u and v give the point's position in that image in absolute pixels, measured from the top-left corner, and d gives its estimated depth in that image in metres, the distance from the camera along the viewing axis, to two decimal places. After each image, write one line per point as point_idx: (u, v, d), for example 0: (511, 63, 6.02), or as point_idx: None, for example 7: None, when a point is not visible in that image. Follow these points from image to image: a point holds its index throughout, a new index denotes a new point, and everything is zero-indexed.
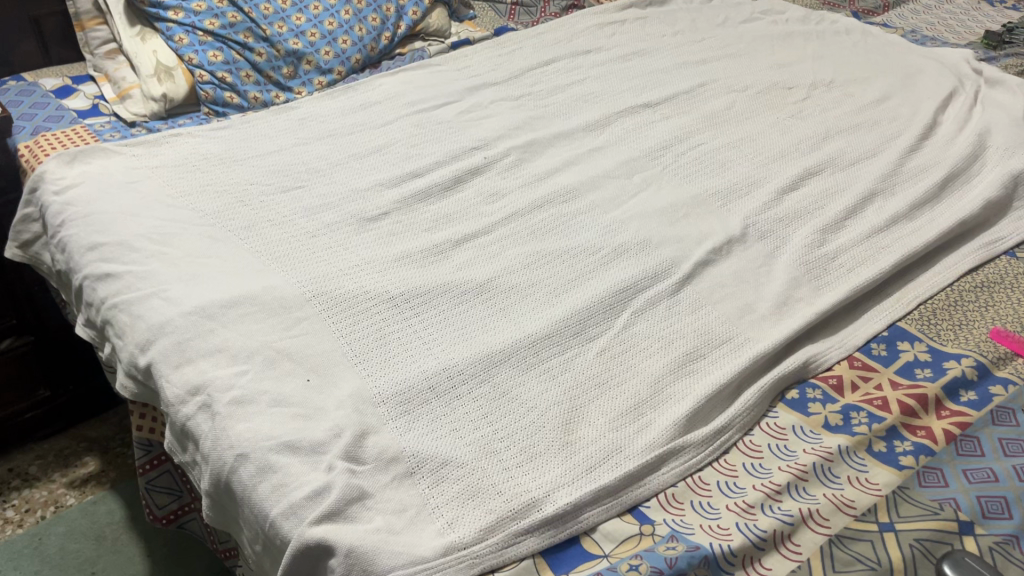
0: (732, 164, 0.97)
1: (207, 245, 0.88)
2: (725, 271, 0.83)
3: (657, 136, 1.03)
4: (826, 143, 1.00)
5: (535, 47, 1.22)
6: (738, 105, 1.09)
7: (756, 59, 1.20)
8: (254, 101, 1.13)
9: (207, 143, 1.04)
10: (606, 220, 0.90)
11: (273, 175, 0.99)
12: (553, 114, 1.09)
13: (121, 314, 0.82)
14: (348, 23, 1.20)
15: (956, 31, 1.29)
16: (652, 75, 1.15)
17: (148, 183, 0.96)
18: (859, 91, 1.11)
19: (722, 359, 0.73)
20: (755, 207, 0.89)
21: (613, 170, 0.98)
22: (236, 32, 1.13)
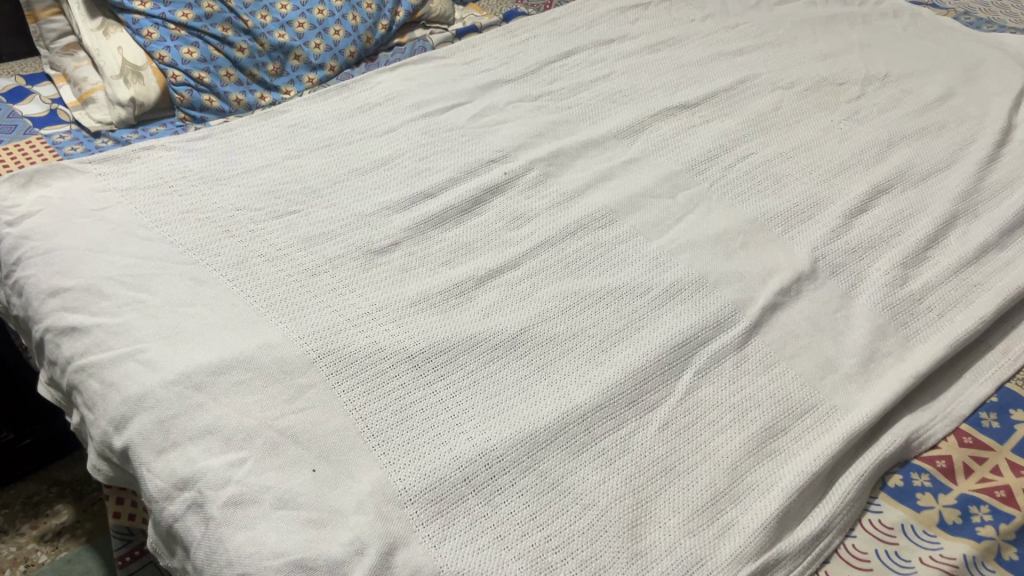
0: (788, 180, 0.85)
1: (189, 289, 0.75)
2: (796, 317, 0.71)
3: (700, 145, 0.91)
4: (891, 152, 0.89)
5: (551, 37, 1.09)
6: (785, 105, 0.96)
7: (799, 47, 1.07)
8: (236, 104, 0.99)
9: (186, 158, 0.90)
10: (652, 251, 0.78)
11: (262, 197, 0.86)
12: (578, 118, 0.96)
13: (91, 379, 0.69)
14: (340, 10, 1.06)
15: (1013, 13, 1.17)
16: (686, 69, 1.03)
17: (117, 209, 0.83)
18: (919, 87, 0.99)
19: (807, 435, 0.62)
20: (822, 234, 0.78)
21: (654, 187, 0.86)
22: (213, 24, 0.98)
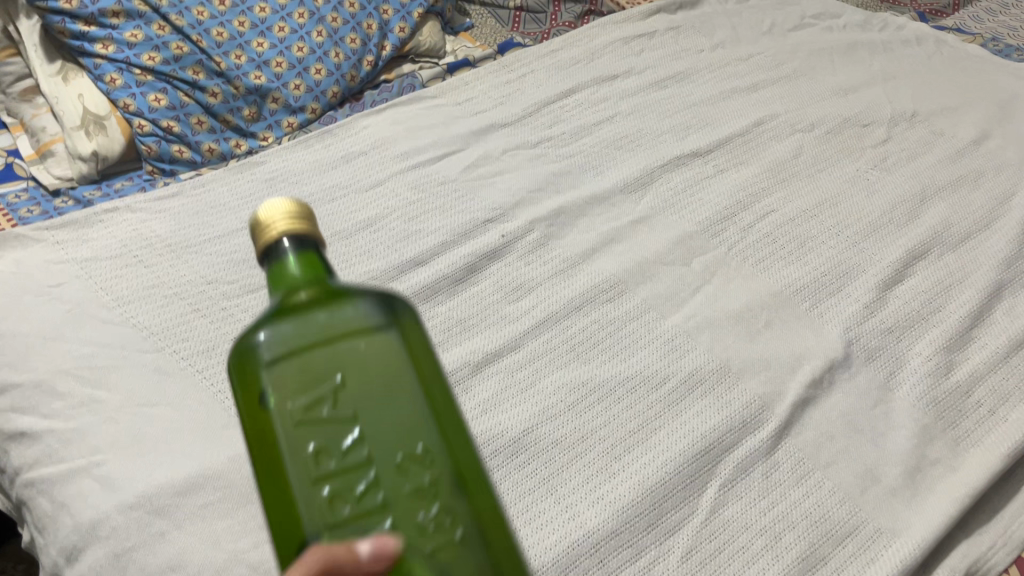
0: (813, 243, 0.77)
1: (154, 385, 0.67)
2: (831, 413, 0.64)
3: (715, 200, 0.83)
4: (926, 207, 0.81)
5: (549, 72, 1.01)
6: (807, 151, 0.89)
7: (818, 80, 0.99)
8: (208, 154, 0.92)
9: (153, 222, 0.82)
10: (667, 330, 0.71)
11: (236, 268, 0.78)
12: (580, 169, 0.88)
13: (43, 498, 0.61)
14: (321, 47, 0.98)
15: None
16: (696, 109, 0.95)
17: (75, 284, 0.75)
18: (951, 127, 0.91)
19: (848, 567, 0.56)
20: (854, 311, 0.70)
21: (667, 252, 0.78)
22: (183, 67, 0.90)
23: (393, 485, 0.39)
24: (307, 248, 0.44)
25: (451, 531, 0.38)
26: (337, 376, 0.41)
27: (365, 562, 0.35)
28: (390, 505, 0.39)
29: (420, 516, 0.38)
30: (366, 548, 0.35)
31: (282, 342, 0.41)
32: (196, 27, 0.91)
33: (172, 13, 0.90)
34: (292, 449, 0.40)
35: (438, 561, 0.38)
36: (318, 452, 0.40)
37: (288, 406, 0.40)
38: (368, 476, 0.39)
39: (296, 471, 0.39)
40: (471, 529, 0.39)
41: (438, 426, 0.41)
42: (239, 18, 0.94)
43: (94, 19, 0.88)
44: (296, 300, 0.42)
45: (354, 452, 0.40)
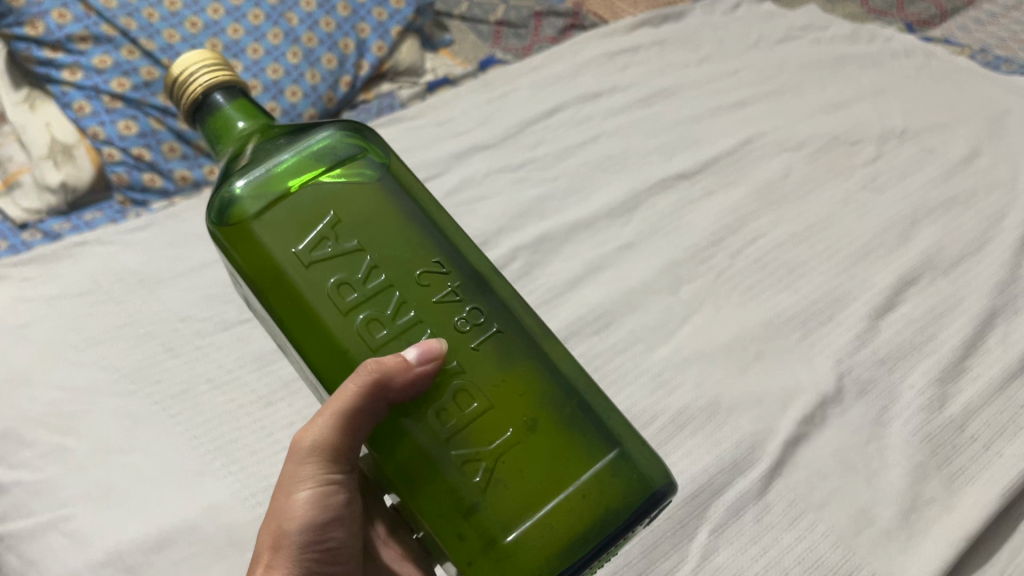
0: (803, 269, 0.76)
1: (125, 431, 0.65)
2: (823, 451, 0.62)
3: (703, 224, 0.81)
4: (916, 230, 0.79)
5: (533, 90, 0.99)
6: (795, 171, 0.87)
7: (806, 97, 0.98)
8: (181, 182, 0.89)
9: (124, 254, 0.80)
10: (655, 364, 0.69)
11: (211, 302, 0.76)
12: (565, 192, 0.86)
13: (11, 555, 0.59)
14: (297, 68, 0.95)
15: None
16: (682, 128, 0.93)
17: (42, 323, 0.72)
18: (940, 145, 0.90)
19: None
20: (846, 341, 0.69)
21: (654, 280, 0.76)
22: (154, 93, 0.88)
23: (412, 298, 0.46)
24: (236, 95, 0.50)
25: (476, 336, 0.46)
26: (330, 216, 0.46)
27: (412, 368, 0.43)
28: (415, 312, 0.46)
29: (456, 321, 0.46)
30: (407, 359, 0.44)
31: (275, 190, 0.45)
32: (167, 51, 0.89)
33: (142, 37, 0.88)
34: (318, 288, 0.45)
35: (478, 359, 0.46)
36: (341, 284, 0.45)
37: (295, 249, 0.45)
38: (389, 296, 0.46)
39: (326, 307, 0.45)
40: (504, 329, 0.47)
41: (430, 214, 0.49)
42: (211, 40, 0.92)
43: (61, 45, 0.86)
44: (268, 150, 0.47)
45: (371, 279, 0.46)
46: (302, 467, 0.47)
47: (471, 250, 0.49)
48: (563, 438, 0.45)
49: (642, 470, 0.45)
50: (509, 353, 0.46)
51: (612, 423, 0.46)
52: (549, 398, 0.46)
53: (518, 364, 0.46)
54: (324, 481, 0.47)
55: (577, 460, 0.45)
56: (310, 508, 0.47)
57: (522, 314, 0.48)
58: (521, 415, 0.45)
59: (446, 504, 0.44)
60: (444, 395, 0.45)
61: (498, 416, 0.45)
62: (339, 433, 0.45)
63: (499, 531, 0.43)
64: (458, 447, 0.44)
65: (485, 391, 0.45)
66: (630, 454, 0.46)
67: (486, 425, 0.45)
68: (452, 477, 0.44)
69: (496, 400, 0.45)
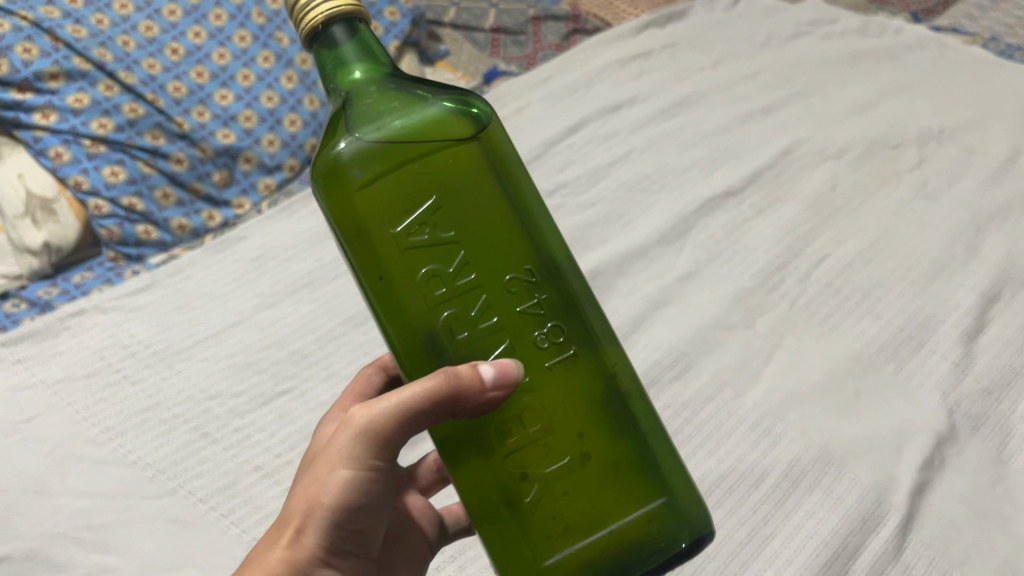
0: (879, 292, 0.72)
1: (174, 541, 0.56)
2: (951, 498, 0.58)
3: (762, 247, 0.76)
4: (982, 240, 0.76)
5: (548, 104, 0.93)
6: (842, 181, 0.83)
7: (832, 97, 0.94)
8: (178, 232, 0.80)
9: (128, 324, 0.70)
10: (749, 412, 0.64)
11: (240, 374, 0.67)
12: (607, 218, 0.80)
13: None
14: (293, 94, 0.87)
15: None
16: (715, 139, 0.88)
17: (52, 417, 0.63)
18: (981, 143, 0.87)
19: None
20: (945, 371, 0.65)
21: (725, 314, 0.71)
22: (140, 133, 0.78)
23: (500, 302, 0.40)
24: (362, 34, 0.41)
25: (563, 349, 0.40)
26: (430, 201, 0.39)
27: (486, 389, 0.38)
28: (499, 318, 0.40)
29: (537, 335, 0.40)
30: (483, 372, 0.38)
31: (383, 158, 0.39)
32: (150, 84, 0.79)
33: (120, 70, 0.78)
34: (406, 275, 0.39)
35: (553, 379, 0.40)
36: (431, 276, 0.39)
37: (391, 230, 0.39)
38: (478, 300, 0.40)
39: (413, 296, 0.40)
40: (587, 350, 0.41)
41: (528, 212, 0.41)
42: (197, 68, 0.82)
43: (29, 84, 0.74)
44: (383, 109, 0.40)
45: (463, 277, 0.39)
46: (349, 445, 0.41)
47: (571, 261, 0.42)
48: (621, 467, 0.39)
49: (691, 519, 0.40)
50: (586, 373, 0.40)
51: (671, 467, 0.40)
52: (617, 423, 0.40)
53: (593, 386, 0.40)
54: (365, 468, 0.41)
55: (626, 491, 0.39)
56: (347, 493, 0.41)
57: (609, 336, 0.42)
58: (577, 437, 0.39)
59: (493, 510, 0.40)
60: (515, 407, 0.40)
61: (560, 438, 0.39)
62: (398, 423, 0.40)
63: (533, 544, 0.39)
64: (513, 462, 0.39)
65: (554, 413, 0.40)
66: (677, 497, 0.40)
67: (550, 447, 0.39)
68: (505, 492, 0.39)
69: (562, 411, 0.40)
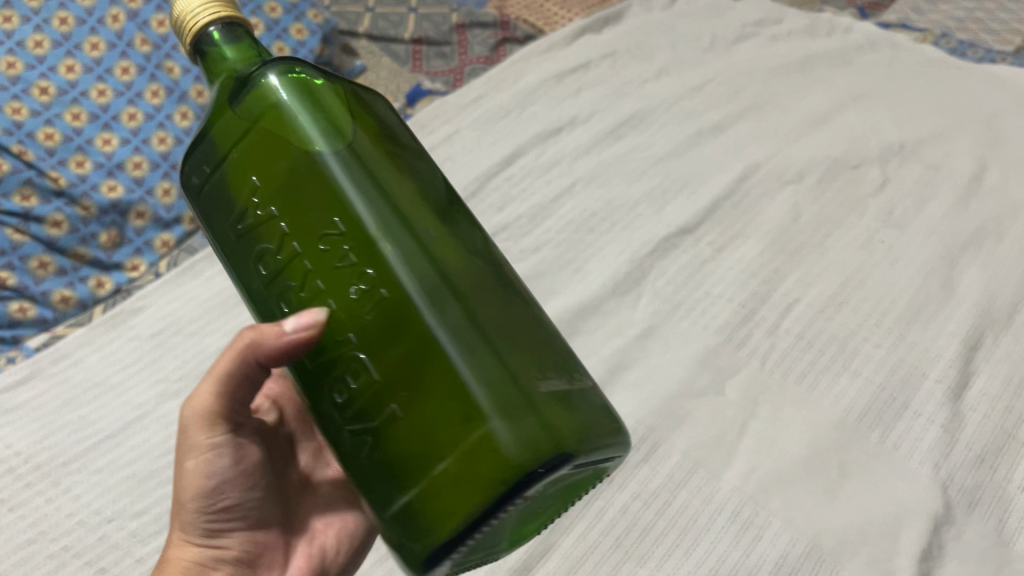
0: (855, 343, 0.65)
1: None
2: None
3: (726, 293, 0.69)
4: (958, 274, 0.70)
5: (480, 129, 0.84)
6: (805, 210, 0.76)
7: (785, 110, 0.87)
8: (61, 306, 0.68)
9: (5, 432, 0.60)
10: (728, 498, 0.57)
11: (140, 487, 0.57)
12: (554, 266, 0.72)
13: None
14: (190, 134, 0.75)
15: (1002, 18, 1.00)
16: (666, 166, 0.81)
17: None
18: (945, 159, 0.81)
19: None
20: (934, 439, 0.59)
21: (693, 378, 0.64)
22: (6, 194, 0.67)
23: (319, 263, 0.35)
24: (240, 37, 0.40)
25: (378, 291, 0.34)
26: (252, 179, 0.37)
27: (291, 334, 0.35)
28: (321, 283, 0.35)
29: (350, 289, 0.35)
30: (289, 322, 0.35)
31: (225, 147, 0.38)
32: (15, 133, 0.68)
33: None
34: (246, 258, 0.38)
35: (371, 329, 0.34)
36: (262, 253, 0.37)
37: (229, 221, 0.38)
38: (305, 264, 0.36)
39: (253, 277, 0.38)
40: (398, 289, 0.34)
41: (340, 165, 0.36)
42: (72, 109, 0.71)
43: None
44: (221, 108, 0.38)
45: (285, 247, 0.36)
46: (187, 435, 0.42)
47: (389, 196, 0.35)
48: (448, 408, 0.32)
49: (523, 439, 0.31)
50: (401, 316, 0.34)
51: (506, 383, 0.32)
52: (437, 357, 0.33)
53: (409, 326, 0.33)
54: (210, 447, 0.42)
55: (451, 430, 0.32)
56: (203, 476, 0.42)
57: (463, 275, 0.35)
58: (397, 385, 0.33)
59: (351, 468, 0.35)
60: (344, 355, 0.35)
61: (382, 384, 0.34)
62: (221, 395, 0.41)
63: (380, 499, 0.34)
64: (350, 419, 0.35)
65: (375, 358, 0.34)
66: (509, 427, 0.31)
67: (375, 396, 0.34)
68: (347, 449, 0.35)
69: (391, 356, 0.34)
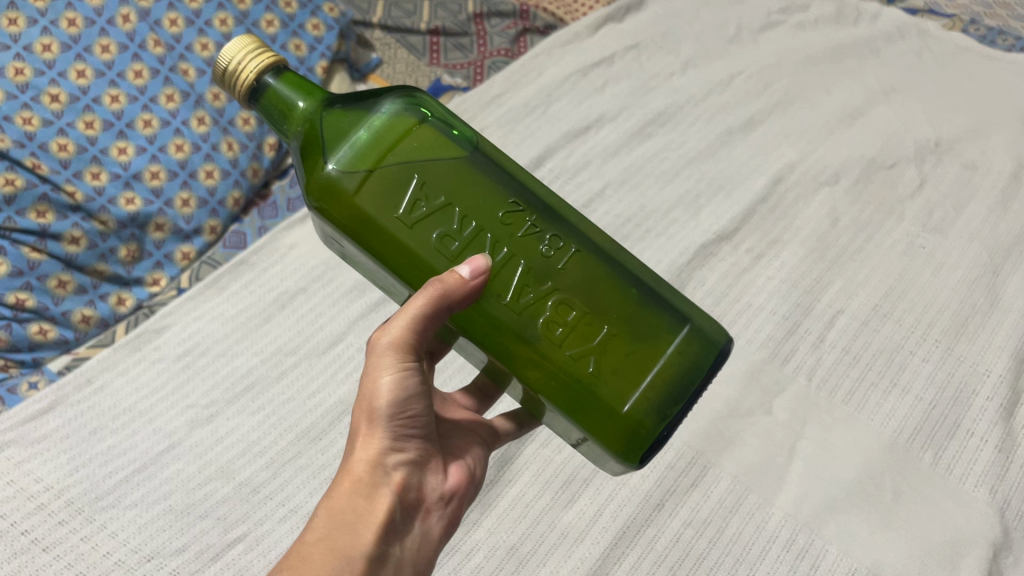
0: (902, 357, 0.64)
1: None
2: None
3: (769, 305, 0.68)
4: (1004, 282, 0.69)
5: (505, 128, 0.81)
6: (842, 215, 0.75)
7: (818, 102, 0.84)
8: (82, 326, 0.67)
9: (30, 464, 0.58)
10: (781, 525, 0.56)
11: (178, 523, 0.56)
12: None
13: None
14: (207, 139, 0.72)
15: None
16: (699, 168, 0.79)
17: None
18: (982, 157, 0.78)
19: None
20: (988, 461, 0.59)
21: (741, 398, 0.62)
22: (22, 211, 0.63)
23: (504, 234, 0.38)
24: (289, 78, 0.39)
25: (555, 259, 0.38)
26: (415, 177, 0.37)
27: (472, 281, 0.35)
28: (509, 249, 0.38)
29: (542, 249, 0.38)
30: (465, 270, 0.35)
31: (364, 157, 0.36)
32: (27, 145, 0.63)
33: None
34: (421, 246, 0.37)
35: (572, 274, 0.38)
36: (443, 238, 0.37)
37: (395, 213, 0.36)
38: (487, 242, 0.38)
39: (433, 262, 0.37)
40: (581, 242, 0.39)
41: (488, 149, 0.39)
42: (86, 117, 0.66)
43: None
44: (341, 122, 0.37)
45: (468, 227, 0.37)
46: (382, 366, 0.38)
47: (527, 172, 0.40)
48: (627, 339, 0.38)
49: (712, 335, 0.39)
50: (591, 264, 0.38)
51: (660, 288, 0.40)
52: (623, 278, 0.39)
53: (601, 276, 0.38)
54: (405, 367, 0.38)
55: (643, 347, 0.38)
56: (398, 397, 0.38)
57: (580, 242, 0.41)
58: (606, 317, 0.38)
59: (556, 399, 0.38)
60: (536, 300, 0.37)
61: (590, 315, 0.38)
62: (417, 332, 0.37)
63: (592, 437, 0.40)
64: (568, 346, 0.37)
65: (578, 296, 0.38)
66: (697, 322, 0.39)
67: (583, 331, 0.38)
68: (566, 377, 0.37)
69: (590, 298, 0.38)
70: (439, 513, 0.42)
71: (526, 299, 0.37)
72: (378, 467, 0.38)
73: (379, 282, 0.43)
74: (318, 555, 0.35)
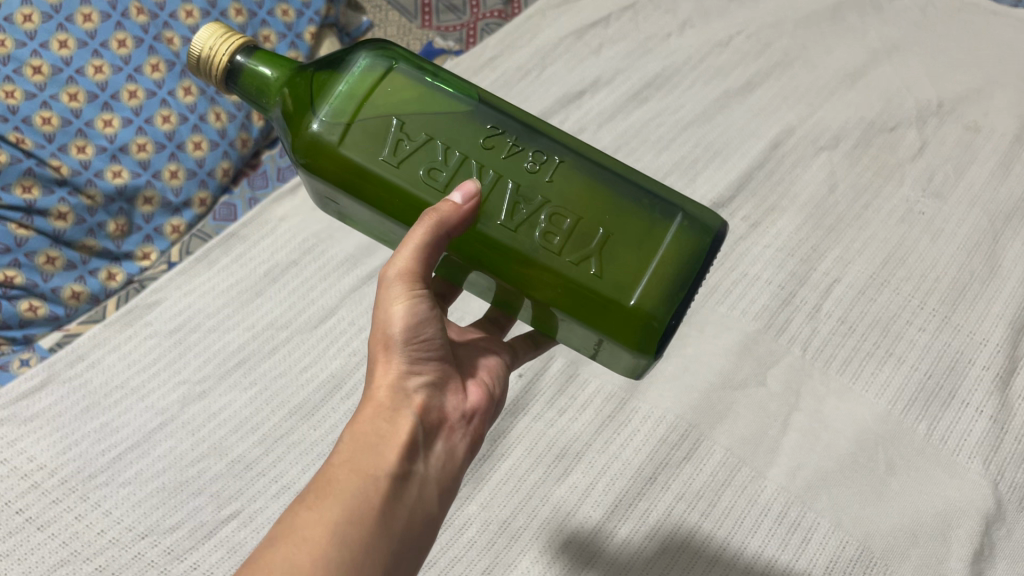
0: (899, 327, 0.64)
1: None
2: None
3: (764, 275, 0.67)
4: (1005, 248, 0.68)
5: (498, 93, 0.80)
6: (840, 180, 0.73)
7: (819, 63, 0.82)
8: (72, 301, 0.67)
9: (24, 442, 0.58)
10: (773, 498, 0.56)
11: (171, 500, 0.56)
12: None
13: None
14: (194, 110, 0.71)
15: None
16: (696, 133, 0.77)
17: None
18: (985, 118, 0.77)
19: None
20: (982, 432, 0.59)
21: (735, 370, 0.62)
22: (7, 187, 0.62)
23: (488, 158, 0.37)
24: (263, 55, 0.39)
25: (548, 179, 0.37)
26: (395, 119, 0.36)
27: (465, 207, 0.35)
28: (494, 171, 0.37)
29: (526, 166, 0.37)
30: (456, 197, 0.35)
31: (343, 110, 0.36)
32: (10, 119, 0.62)
33: None
34: (411, 183, 0.36)
35: (561, 187, 0.37)
36: (430, 172, 0.36)
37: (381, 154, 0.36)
38: (472, 168, 0.37)
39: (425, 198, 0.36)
40: (562, 155, 0.37)
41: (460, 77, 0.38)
42: (70, 88, 0.64)
43: None
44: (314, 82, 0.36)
45: (454, 156, 0.37)
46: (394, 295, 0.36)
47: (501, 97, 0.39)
48: (624, 234, 0.36)
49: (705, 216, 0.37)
50: (576, 172, 0.37)
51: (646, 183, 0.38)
52: (605, 178, 0.37)
53: (586, 185, 0.37)
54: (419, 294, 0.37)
55: (646, 237, 0.36)
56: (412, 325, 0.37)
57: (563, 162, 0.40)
58: (598, 221, 0.36)
59: (562, 307, 0.36)
60: (528, 216, 0.36)
61: (584, 222, 0.36)
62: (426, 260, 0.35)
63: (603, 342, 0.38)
64: (566, 254, 0.36)
65: (566, 205, 0.37)
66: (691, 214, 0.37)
67: (579, 237, 0.36)
68: (569, 286, 0.36)
69: (581, 204, 0.37)
70: (462, 433, 0.39)
71: (520, 215, 0.36)
72: (399, 391, 0.36)
73: (383, 236, 0.42)
74: (342, 476, 0.33)
